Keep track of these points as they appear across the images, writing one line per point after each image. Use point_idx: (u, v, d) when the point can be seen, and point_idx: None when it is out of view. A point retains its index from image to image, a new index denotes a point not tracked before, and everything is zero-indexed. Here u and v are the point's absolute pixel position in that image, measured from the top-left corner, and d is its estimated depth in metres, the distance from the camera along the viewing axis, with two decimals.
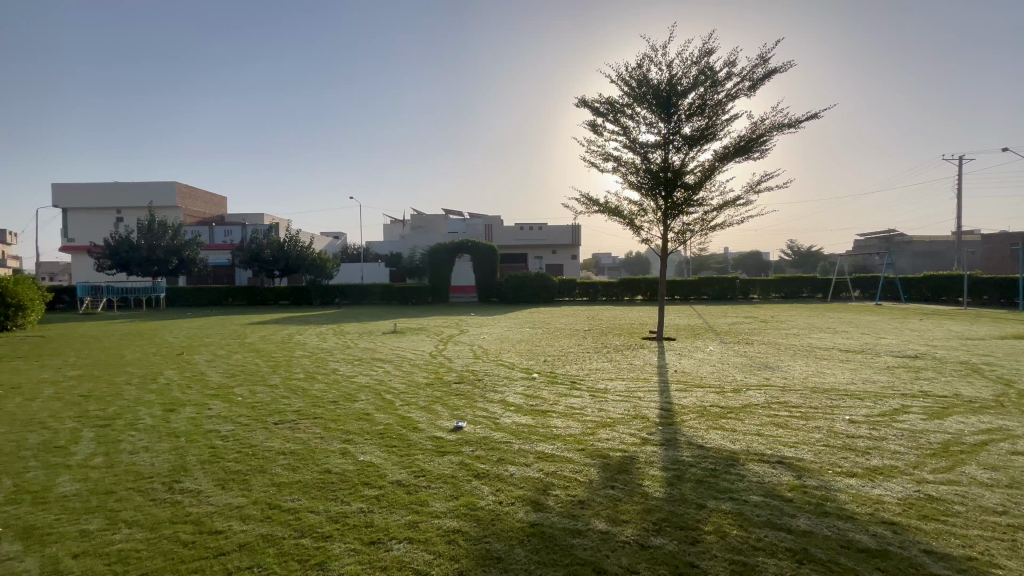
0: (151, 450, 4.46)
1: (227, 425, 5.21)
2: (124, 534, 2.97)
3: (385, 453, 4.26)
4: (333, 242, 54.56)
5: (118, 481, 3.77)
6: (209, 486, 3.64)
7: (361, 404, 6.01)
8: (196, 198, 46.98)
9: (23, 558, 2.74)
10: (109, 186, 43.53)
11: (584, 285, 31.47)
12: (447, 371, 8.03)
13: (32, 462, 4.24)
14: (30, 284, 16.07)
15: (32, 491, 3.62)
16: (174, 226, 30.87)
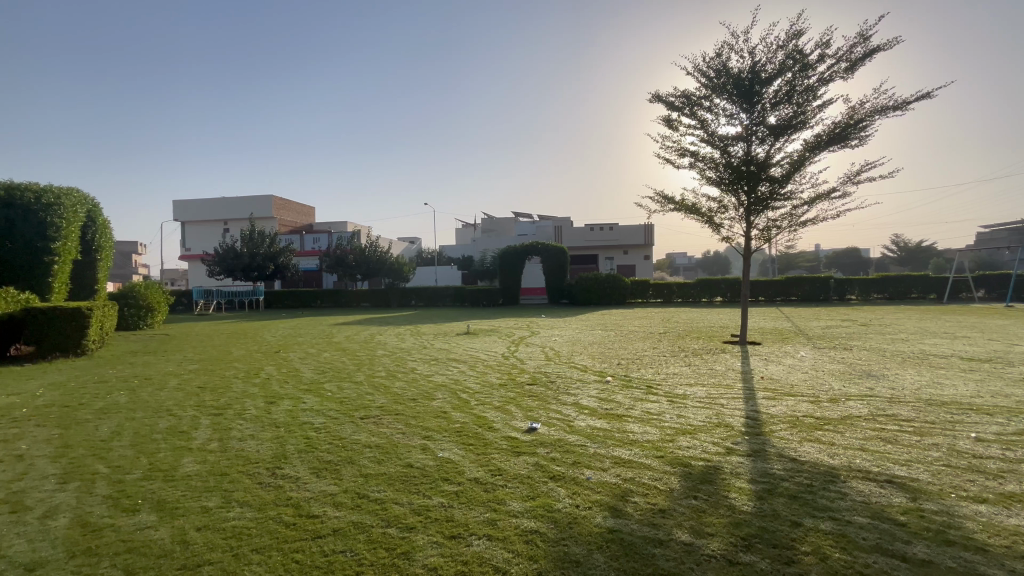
0: (256, 438, 4.94)
1: (320, 418, 5.63)
2: (236, 512, 3.31)
3: (462, 450, 4.38)
4: (409, 247, 57.23)
5: (230, 465, 4.21)
6: (306, 474, 3.96)
7: (439, 402, 6.23)
8: (289, 209, 51.37)
9: (158, 527, 3.14)
10: (219, 201, 48.94)
11: (658, 287, 30.38)
12: (520, 373, 8.10)
13: (161, 444, 4.86)
14: (158, 289, 18.44)
15: (162, 470, 4.15)
16: (271, 235, 33.96)
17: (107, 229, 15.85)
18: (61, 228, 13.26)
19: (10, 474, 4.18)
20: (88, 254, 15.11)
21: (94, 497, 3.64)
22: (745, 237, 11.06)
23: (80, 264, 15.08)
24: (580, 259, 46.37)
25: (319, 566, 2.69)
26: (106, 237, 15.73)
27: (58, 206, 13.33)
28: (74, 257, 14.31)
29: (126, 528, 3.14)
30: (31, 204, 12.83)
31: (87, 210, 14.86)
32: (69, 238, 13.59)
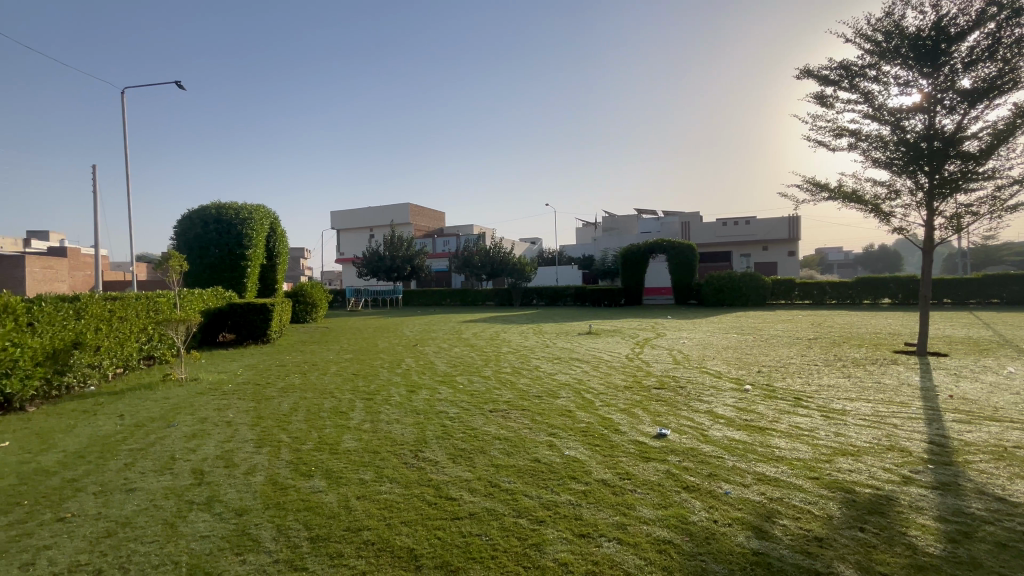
0: (401, 422, 5.49)
1: (454, 408, 6.07)
2: (387, 487, 3.72)
3: (589, 451, 4.36)
4: (531, 248, 58.70)
5: (381, 444, 4.74)
6: (444, 458, 4.30)
7: (564, 401, 6.29)
8: (424, 215, 56.06)
9: (327, 492, 3.67)
10: (366, 210, 55.41)
11: (805, 286, 26.95)
12: (646, 375, 7.81)
13: (327, 421, 5.67)
14: (320, 288, 21.49)
15: (329, 443, 4.83)
16: (409, 239, 37.39)
17: (285, 238, 18.92)
18: (253, 238, 16.18)
19: (223, 436, 5.22)
20: (271, 259, 18.21)
21: (281, 461, 4.38)
22: (925, 228, 9.27)
23: (265, 267, 18.25)
24: (710, 257, 43.14)
25: (459, 545, 2.89)
26: (284, 244, 18.80)
27: (251, 220, 16.30)
28: (261, 262, 17.37)
29: (304, 490, 3.72)
30: (233, 220, 15.87)
31: (271, 223, 17.91)
32: (258, 247, 16.53)
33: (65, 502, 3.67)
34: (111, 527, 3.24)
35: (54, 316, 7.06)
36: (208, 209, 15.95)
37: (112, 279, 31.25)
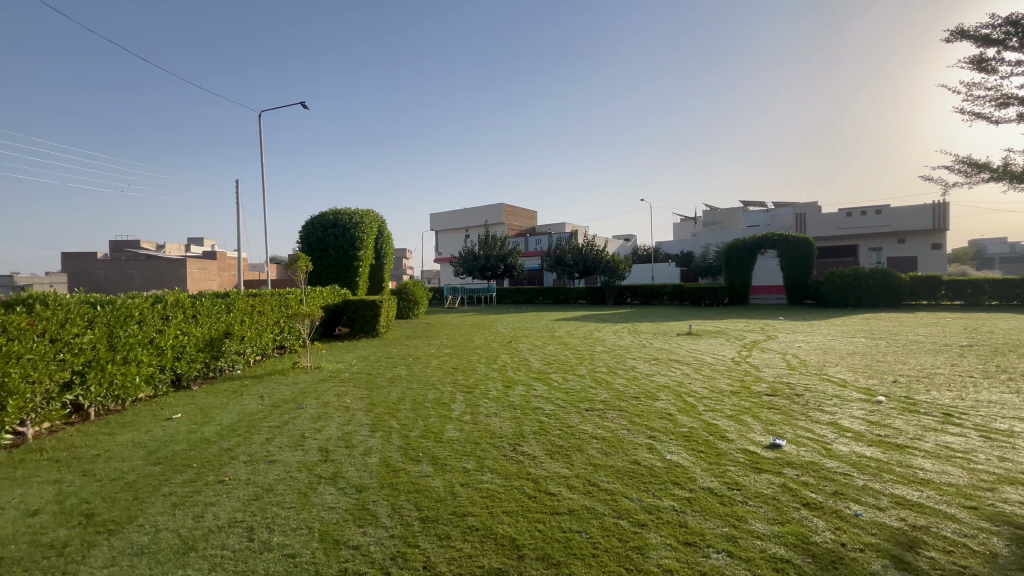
0: (499, 416, 5.67)
1: (550, 405, 6.13)
2: (488, 477, 3.87)
3: (693, 457, 4.16)
4: (625, 245, 57.07)
5: (481, 436, 4.93)
6: (542, 454, 4.37)
7: (663, 403, 6.05)
8: (517, 214, 57.08)
9: (434, 477, 3.91)
10: (462, 212, 57.83)
11: (954, 284, 23.07)
12: (755, 381, 7.24)
13: (431, 411, 6.04)
14: (422, 286, 22.86)
15: (434, 432, 5.14)
16: (502, 238, 38.33)
17: (391, 240, 20.40)
18: (363, 240, 17.68)
19: (342, 419, 5.80)
20: (379, 259, 19.76)
21: (392, 445, 4.75)
22: None
23: (373, 267, 19.85)
24: (831, 252, 38.67)
25: (559, 540, 2.93)
26: (389, 245, 20.28)
27: (361, 223, 17.82)
28: (370, 262, 18.92)
29: (414, 473, 4.01)
30: (347, 224, 17.48)
31: (378, 226, 19.43)
32: (368, 248, 18.04)
33: (223, 467, 4.32)
34: (258, 492, 3.75)
35: (210, 309, 8.33)
36: (326, 215, 17.72)
37: (251, 279, 36.01)
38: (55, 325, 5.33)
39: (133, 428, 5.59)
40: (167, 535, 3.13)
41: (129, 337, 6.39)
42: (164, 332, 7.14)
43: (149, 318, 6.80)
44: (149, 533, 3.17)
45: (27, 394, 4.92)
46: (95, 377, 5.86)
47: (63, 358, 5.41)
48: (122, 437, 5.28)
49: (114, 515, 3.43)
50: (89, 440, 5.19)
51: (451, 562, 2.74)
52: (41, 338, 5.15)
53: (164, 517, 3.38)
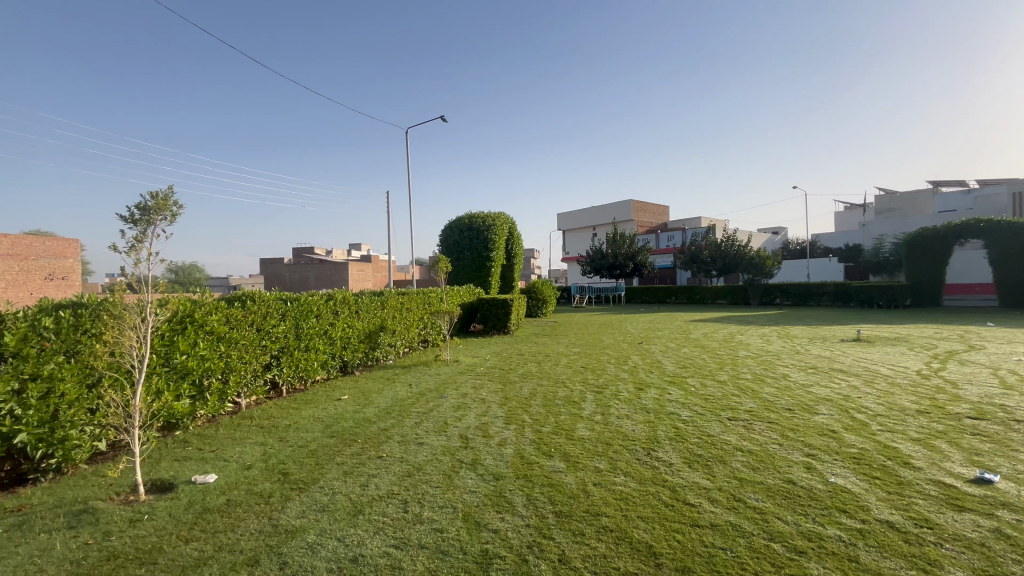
0: (631, 418, 5.51)
1: (686, 411, 5.78)
2: (622, 479, 3.80)
3: (865, 483, 3.59)
4: (774, 239, 51.12)
5: (613, 437, 4.85)
6: (679, 461, 4.15)
7: (825, 418, 5.30)
8: (647, 210, 54.75)
9: (567, 473, 3.96)
10: (590, 211, 57.43)
11: None
12: (952, 400, 5.94)
13: (562, 408, 6.14)
14: (550, 286, 23.21)
15: (565, 429, 5.21)
16: (632, 236, 37.11)
17: (520, 241, 21.11)
18: (496, 242, 18.58)
19: (479, 410, 6.18)
20: (509, 259, 20.58)
21: (526, 438, 4.94)
22: None
23: (505, 267, 20.75)
24: None
25: (701, 554, 2.76)
26: (520, 245, 20.99)
27: (494, 226, 18.73)
28: (502, 262, 19.81)
29: (547, 468, 4.11)
30: (481, 226, 18.52)
31: (509, 228, 20.23)
32: (500, 249, 18.90)
33: (381, 445, 4.92)
34: (410, 470, 4.20)
35: (369, 306, 9.54)
36: (463, 219, 19.01)
37: (399, 279, 40.23)
38: (259, 317, 6.58)
39: (313, 406, 6.66)
40: (341, 498, 3.67)
41: (310, 328, 7.64)
42: (335, 325, 8.35)
43: (324, 313, 8.04)
44: (327, 494, 3.75)
45: (242, 371, 6.18)
46: (286, 361, 7.10)
47: (264, 344, 6.66)
48: (306, 412, 6.33)
49: (302, 476, 4.13)
50: (283, 412, 6.32)
51: (586, 559, 2.76)
52: (251, 327, 6.40)
53: (338, 482, 3.97)
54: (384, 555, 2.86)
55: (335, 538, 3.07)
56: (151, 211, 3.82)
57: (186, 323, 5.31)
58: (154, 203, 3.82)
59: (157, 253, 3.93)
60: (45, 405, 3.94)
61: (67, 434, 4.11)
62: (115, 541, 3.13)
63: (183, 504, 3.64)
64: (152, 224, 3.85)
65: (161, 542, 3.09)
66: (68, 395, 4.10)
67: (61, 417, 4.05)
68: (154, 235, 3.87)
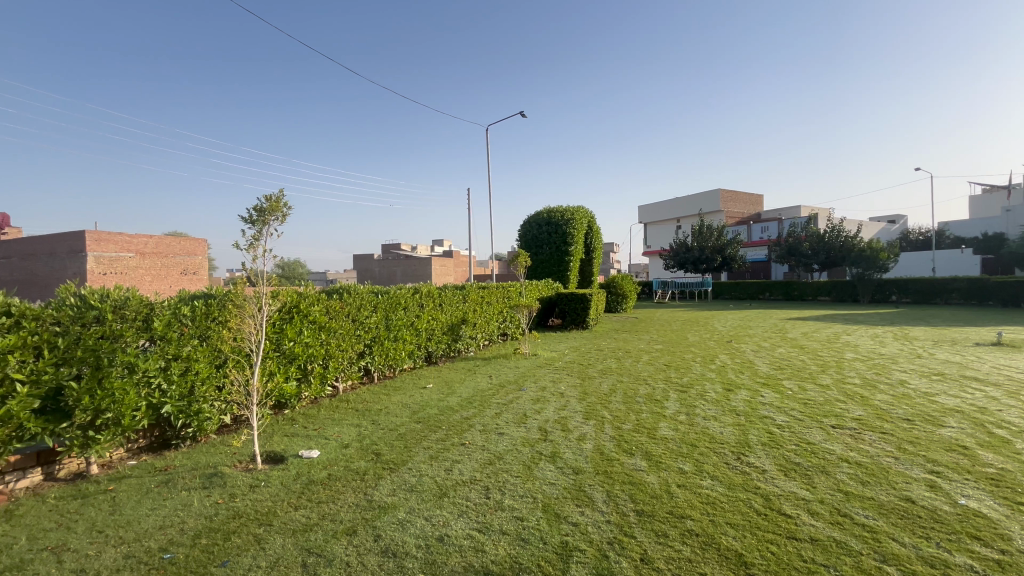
0: (719, 420, 5.22)
1: (782, 415, 5.35)
2: (708, 483, 3.62)
3: (1005, 508, 3.10)
4: (890, 230, 45.45)
5: (699, 439, 4.64)
6: (773, 469, 3.87)
7: (953, 432, 4.65)
8: (738, 199, 51.14)
9: (649, 473, 3.86)
10: (674, 202, 54.91)
11: None
12: None
13: (644, 406, 5.97)
14: (630, 281, 22.58)
15: (647, 428, 5.07)
16: (720, 228, 34.95)
17: (600, 234, 20.74)
18: (575, 236, 18.41)
19: (558, 404, 6.20)
20: (589, 254, 20.31)
21: (605, 434, 4.88)
22: None
23: (584, 262, 20.50)
24: None
25: (798, 569, 2.57)
26: (599, 239, 20.61)
27: (573, 220, 18.55)
28: (581, 257, 19.59)
29: (628, 466, 4.03)
30: (560, 221, 18.45)
31: (588, 222, 19.94)
32: (579, 243, 18.70)
33: (463, 432, 5.12)
34: (491, 458, 4.33)
35: (452, 300, 9.93)
36: (541, 214, 19.06)
37: (479, 274, 41.35)
38: (354, 308, 7.12)
39: (402, 392, 7.09)
40: (427, 480, 3.88)
41: (398, 320, 8.13)
42: (420, 317, 8.80)
43: (411, 305, 8.51)
44: (415, 475, 3.98)
45: (340, 358, 6.73)
46: (378, 349, 7.63)
47: (358, 333, 7.19)
48: (396, 398, 6.76)
49: (393, 457, 4.42)
50: (375, 398, 6.79)
51: (670, 561, 2.68)
52: (347, 318, 6.95)
53: (425, 465, 4.20)
54: (468, 537, 2.99)
55: (423, 516, 3.26)
56: (265, 212, 4.28)
57: (293, 313, 5.89)
58: (268, 205, 4.27)
59: (269, 249, 4.41)
60: (185, 381, 4.59)
61: (201, 407, 4.75)
62: (239, 502, 3.58)
63: (292, 474, 4.06)
64: (266, 224, 4.31)
65: (276, 507, 3.48)
66: (202, 374, 4.74)
67: (196, 392, 4.69)
68: (268, 234, 4.33)
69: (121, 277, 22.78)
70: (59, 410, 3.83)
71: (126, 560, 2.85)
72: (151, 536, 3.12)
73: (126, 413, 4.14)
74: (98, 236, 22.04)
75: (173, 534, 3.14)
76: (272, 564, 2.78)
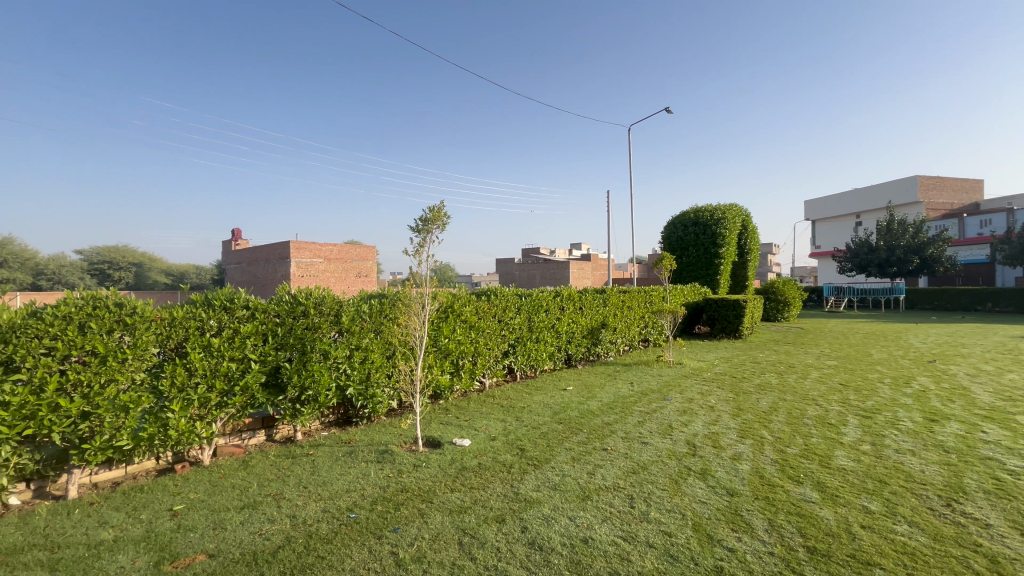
0: (919, 456, 4.32)
1: (1015, 459, 4.21)
2: (905, 529, 3.03)
3: None
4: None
5: (890, 475, 3.90)
6: (1001, 525, 3.07)
7: None
8: (944, 188, 41.72)
9: (822, 506, 3.37)
10: (852, 194, 47.03)
11: None
12: None
13: (813, 429, 5.21)
14: (794, 286, 19.93)
15: (818, 454, 4.42)
16: (917, 223, 28.90)
17: (756, 235, 18.73)
18: (726, 237, 16.90)
19: (708, 418, 5.76)
20: (743, 256, 18.49)
21: (766, 456, 4.40)
22: None
23: (737, 265, 18.69)
24: None
25: None
26: (755, 240, 18.61)
27: (725, 220, 17.05)
28: (733, 259, 17.90)
29: (795, 495, 3.57)
30: (708, 221, 17.16)
31: (742, 221, 18.13)
32: (731, 244, 17.14)
33: (605, 438, 5.07)
34: (635, 467, 4.21)
35: (592, 303, 9.90)
36: (688, 214, 17.94)
37: (618, 277, 40.48)
38: (500, 309, 7.54)
39: (543, 393, 7.29)
40: (570, 480, 3.93)
41: (540, 322, 8.39)
42: (561, 320, 8.95)
43: (551, 308, 8.70)
44: (558, 475, 4.06)
45: (487, 356, 7.19)
46: (521, 349, 7.96)
47: (504, 333, 7.60)
48: (538, 397, 6.99)
49: (537, 454, 4.58)
50: (518, 395, 7.10)
51: None
52: (494, 318, 7.40)
53: (567, 466, 4.27)
54: (613, 543, 2.96)
55: (568, 516, 3.31)
56: (429, 222, 4.79)
57: (448, 313, 6.48)
58: (431, 215, 4.78)
59: (432, 254, 4.95)
60: (364, 368, 5.36)
61: (375, 391, 5.50)
62: (405, 478, 4.06)
63: (448, 459, 4.47)
64: (429, 232, 4.82)
65: (435, 486, 3.86)
66: (376, 363, 5.48)
67: (372, 378, 5.45)
68: (431, 242, 4.84)
69: (314, 278, 27.70)
70: (277, 385, 4.77)
71: (323, 514, 3.43)
72: (341, 496, 3.72)
73: (322, 391, 4.98)
74: (297, 244, 26.94)
75: (356, 498, 3.69)
76: (434, 537, 3.09)
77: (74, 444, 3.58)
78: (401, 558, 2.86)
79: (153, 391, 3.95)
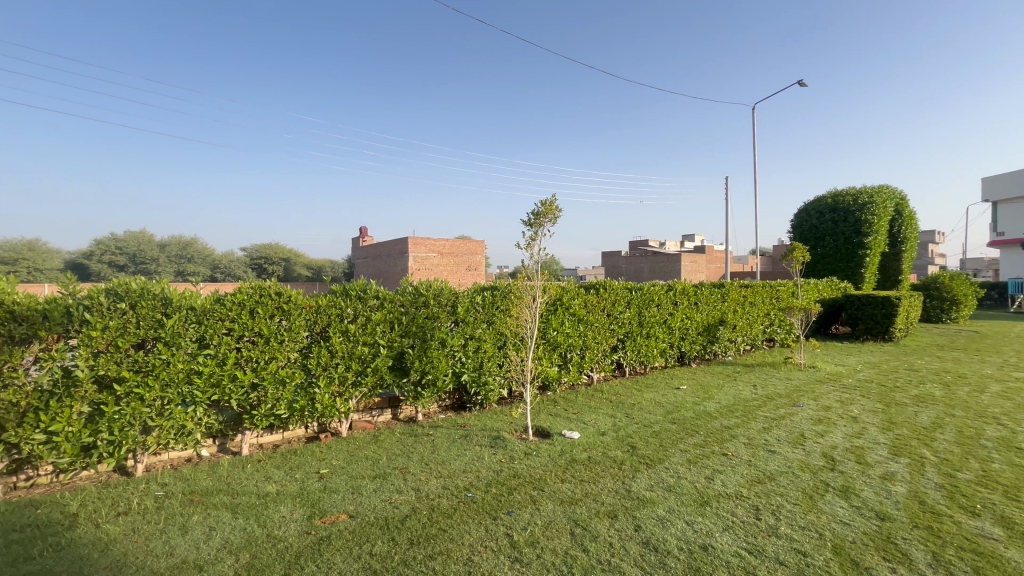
0: None
1: None
2: None
3: None
4: None
5: None
6: None
7: None
8: None
9: (1008, 546, 2.80)
10: None
11: None
12: None
13: (995, 453, 4.33)
14: (967, 281, 16.64)
15: (1001, 483, 3.68)
16: None
17: (914, 220, 15.98)
18: (873, 224, 14.69)
19: (850, 430, 5.08)
20: (895, 246, 15.93)
21: (927, 479, 3.77)
22: None
23: (887, 256, 16.15)
24: None
25: None
26: (912, 227, 15.90)
27: (871, 205, 14.82)
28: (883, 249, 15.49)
29: (968, 527, 3.02)
30: (850, 206, 15.07)
31: (895, 205, 15.60)
32: (880, 232, 14.85)
33: (725, 442, 4.73)
34: (761, 476, 3.88)
35: (709, 298, 9.26)
36: (824, 200, 15.95)
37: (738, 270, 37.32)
38: (610, 303, 7.39)
39: (654, 390, 7.01)
40: (686, 483, 3.75)
41: (651, 317, 8.07)
42: (674, 316, 8.52)
43: (663, 302, 8.32)
44: (673, 476, 3.89)
45: (596, 349, 7.11)
46: (630, 344, 7.75)
47: (613, 327, 7.45)
48: (648, 394, 6.75)
49: (649, 453, 4.43)
50: (628, 391, 6.92)
51: None
52: (603, 312, 7.28)
53: (683, 468, 4.07)
54: (735, 555, 2.77)
55: (683, 520, 3.16)
56: (541, 216, 4.86)
57: (557, 306, 6.54)
58: (543, 209, 4.83)
59: (543, 247, 5.03)
60: (477, 356, 5.63)
61: (487, 379, 5.74)
62: (517, 464, 4.20)
63: (557, 450, 4.52)
64: (541, 225, 4.88)
65: (546, 475, 3.94)
66: (488, 352, 5.72)
67: (485, 367, 5.70)
68: (543, 235, 4.93)
69: (429, 272, 29.66)
70: (401, 368, 5.21)
71: (443, 490, 3.70)
72: (458, 475, 3.97)
73: (440, 376, 5.33)
74: (415, 240, 29.08)
75: (473, 478, 3.91)
76: (546, 524, 3.16)
77: (247, 410, 4.27)
78: (515, 540, 2.97)
79: (304, 369, 4.54)
